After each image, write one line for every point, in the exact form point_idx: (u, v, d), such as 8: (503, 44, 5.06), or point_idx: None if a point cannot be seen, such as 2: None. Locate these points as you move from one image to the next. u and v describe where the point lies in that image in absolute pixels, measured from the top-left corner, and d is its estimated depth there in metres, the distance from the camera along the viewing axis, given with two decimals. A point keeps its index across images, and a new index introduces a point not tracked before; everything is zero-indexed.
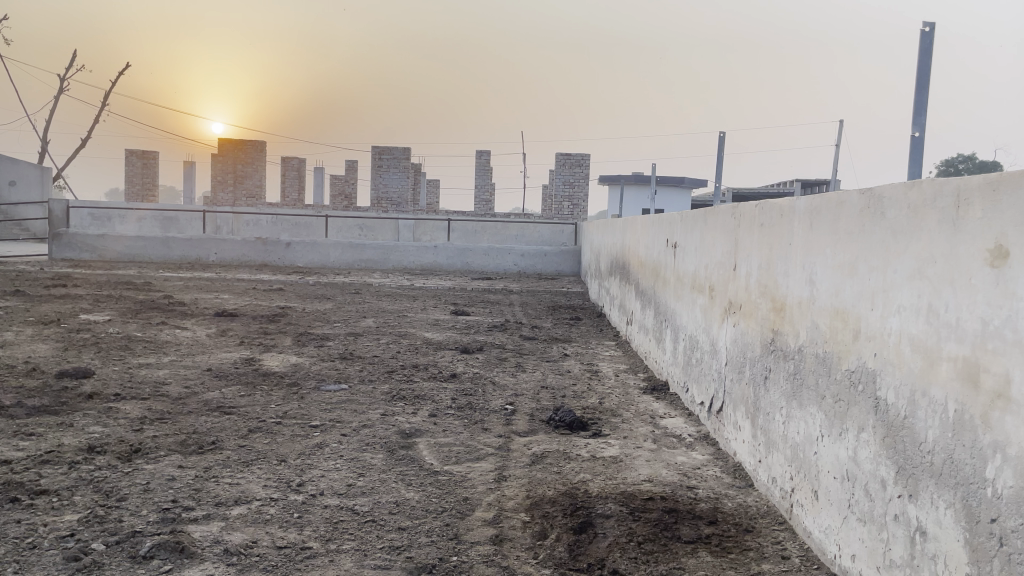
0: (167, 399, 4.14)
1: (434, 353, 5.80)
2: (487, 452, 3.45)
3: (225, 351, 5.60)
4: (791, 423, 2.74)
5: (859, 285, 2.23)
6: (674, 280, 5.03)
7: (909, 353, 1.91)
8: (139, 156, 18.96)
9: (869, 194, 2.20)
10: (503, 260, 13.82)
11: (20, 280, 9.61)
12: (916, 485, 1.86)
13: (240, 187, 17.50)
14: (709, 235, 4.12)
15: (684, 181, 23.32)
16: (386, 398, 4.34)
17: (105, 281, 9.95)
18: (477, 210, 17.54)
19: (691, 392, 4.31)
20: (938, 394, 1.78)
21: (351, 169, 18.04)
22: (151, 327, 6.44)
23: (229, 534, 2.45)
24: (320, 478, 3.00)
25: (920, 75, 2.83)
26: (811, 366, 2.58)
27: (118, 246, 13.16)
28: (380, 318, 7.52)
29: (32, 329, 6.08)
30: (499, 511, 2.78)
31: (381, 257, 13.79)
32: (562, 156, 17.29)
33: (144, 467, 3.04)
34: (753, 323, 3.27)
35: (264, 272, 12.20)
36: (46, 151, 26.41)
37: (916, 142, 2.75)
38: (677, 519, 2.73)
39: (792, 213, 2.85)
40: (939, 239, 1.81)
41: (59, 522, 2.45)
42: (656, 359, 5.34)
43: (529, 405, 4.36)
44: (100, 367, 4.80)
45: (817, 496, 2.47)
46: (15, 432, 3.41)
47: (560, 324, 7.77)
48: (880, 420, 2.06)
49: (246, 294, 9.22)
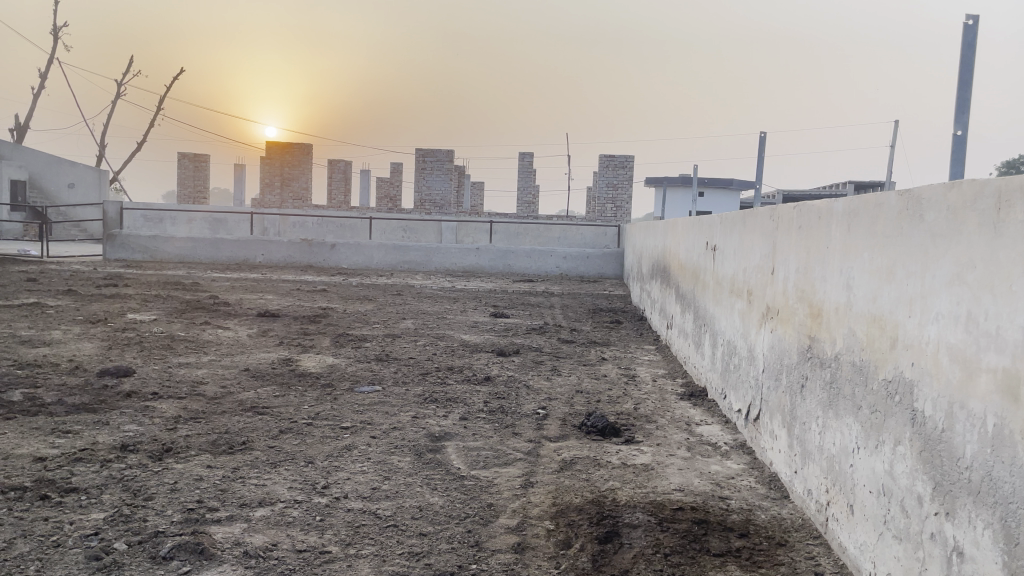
0: (202, 398, 4.18)
1: (470, 355, 5.77)
2: (515, 457, 3.41)
3: (264, 351, 5.66)
4: (827, 433, 2.64)
5: (897, 291, 2.12)
6: (713, 284, 4.92)
7: (947, 363, 1.81)
8: (191, 159, 19.40)
9: (907, 196, 2.10)
10: (544, 262, 13.77)
11: (73, 280, 9.87)
12: (953, 503, 1.76)
13: (287, 190, 17.78)
14: (748, 238, 4.02)
15: (732, 183, 23.02)
16: (418, 401, 4.32)
17: (155, 281, 10.18)
18: (520, 212, 17.51)
19: (728, 399, 4.20)
20: (976, 408, 1.68)
21: (396, 172, 18.17)
22: (194, 327, 6.55)
23: (250, 537, 2.44)
24: (345, 481, 2.99)
25: (964, 72, 2.70)
26: (847, 375, 2.47)
27: (169, 248, 13.46)
28: (419, 320, 7.53)
29: (80, 328, 6.24)
30: (523, 518, 2.73)
31: (424, 259, 13.85)
32: (606, 157, 17.17)
33: (174, 466, 3.07)
34: (790, 329, 3.16)
35: (308, 273, 12.33)
36: (103, 155, 27.15)
37: (959, 141, 2.63)
38: (706, 531, 2.65)
39: (829, 216, 2.75)
40: (979, 242, 1.71)
41: (85, 520, 2.48)
42: (695, 365, 5.23)
43: (562, 409, 4.30)
44: (141, 366, 4.88)
45: (853, 510, 2.37)
46: (53, 429, 3.47)
47: (600, 327, 7.69)
48: (916, 433, 1.96)
49: (290, 295, 9.32)
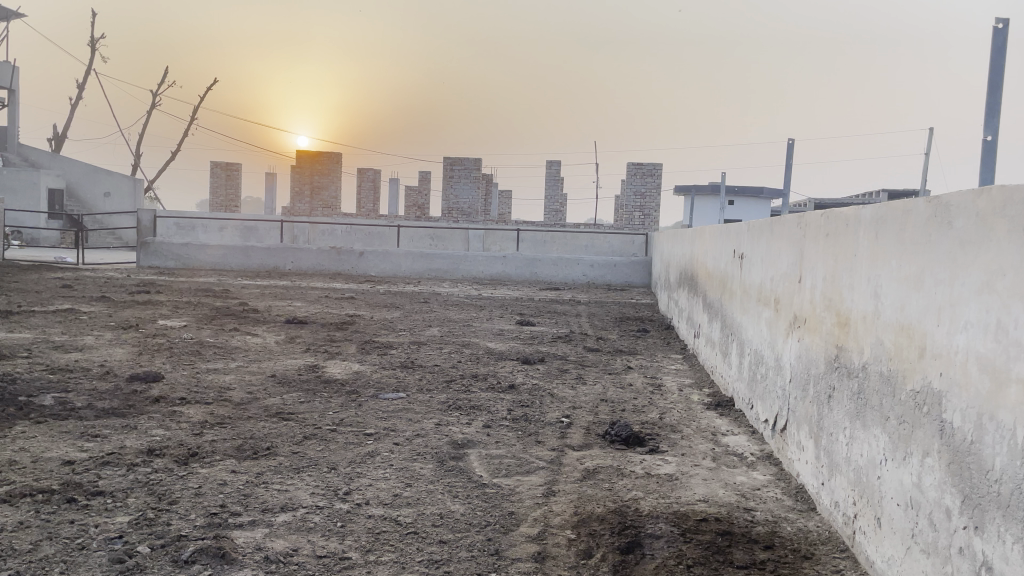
0: (228, 404, 4.21)
1: (495, 363, 5.77)
2: (538, 465, 3.39)
3: (290, 357, 5.70)
4: (854, 445, 2.59)
5: (925, 299, 2.08)
6: (740, 292, 4.87)
7: (976, 373, 1.77)
8: (223, 168, 19.65)
9: (935, 202, 2.06)
10: (571, 271, 13.74)
11: (107, 287, 10.04)
12: (982, 516, 1.71)
13: (317, 198, 17.95)
14: (775, 246, 3.96)
15: (762, 192, 22.83)
16: (442, 408, 4.32)
17: (186, 288, 10.31)
18: (547, 220, 17.47)
19: (755, 409, 4.15)
20: (1006, 419, 1.64)
21: (425, 180, 18.26)
22: (223, 334, 6.62)
23: (271, 542, 2.45)
24: (367, 487, 3.00)
25: (995, 76, 2.65)
26: (875, 385, 2.43)
27: (202, 256, 13.65)
28: (445, 327, 7.55)
29: (111, 334, 6.33)
30: (544, 527, 2.71)
31: (451, 267, 13.88)
32: (634, 165, 17.12)
33: (199, 471, 3.09)
34: (817, 338, 3.11)
35: (336, 281, 12.44)
36: (139, 164, 27.67)
37: (989, 146, 2.58)
38: (731, 542, 2.61)
39: (857, 224, 2.70)
40: (1008, 250, 1.67)
41: (110, 523, 2.51)
42: (722, 374, 5.18)
43: (586, 418, 4.27)
44: (170, 372, 4.93)
45: (880, 523, 2.32)
46: (82, 434, 3.52)
47: (626, 336, 7.64)
48: (944, 445, 1.92)
49: (318, 302, 9.40)
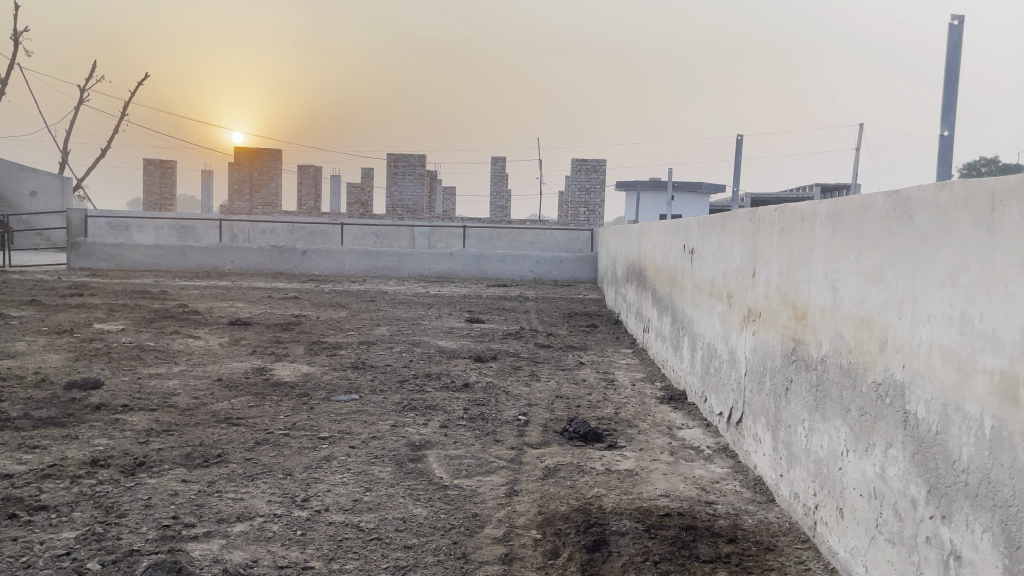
0: (174, 410, 4.07)
1: (447, 362, 5.71)
2: (498, 465, 3.36)
3: (236, 360, 5.54)
4: (814, 436, 2.63)
5: (886, 292, 2.11)
6: (691, 286, 4.92)
7: (941, 365, 1.80)
8: (157, 165, 19.07)
9: (895, 197, 2.09)
10: (518, 267, 13.74)
11: (37, 290, 9.65)
12: (949, 506, 1.74)
13: (256, 196, 17.58)
14: (727, 241, 4.01)
15: (701, 187, 23.28)
16: (397, 409, 4.25)
17: (122, 290, 9.98)
18: (493, 217, 17.45)
19: (709, 402, 4.19)
20: (973, 410, 1.67)
21: (368, 177, 18.04)
22: (164, 337, 6.40)
23: (229, 553, 2.36)
24: (325, 493, 2.92)
25: (949, 73, 2.71)
26: (835, 377, 2.46)
27: (136, 256, 13.23)
28: (394, 326, 7.44)
29: (44, 339, 6.07)
30: (509, 527, 2.68)
31: (397, 264, 13.74)
32: (579, 161, 17.20)
33: (148, 481, 2.97)
34: (773, 332, 3.15)
35: (279, 280, 12.20)
36: (66, 162, 26.68)
37: (946, 141, 2.63)
38: (695, 537, 2.62)
39: (813, 218, 2.73)
40: (973, 243, 1.69)
41: (56, 540, 2.38)
42: (674, 367, 5.22)
43: (542, 415, 4.26)
44: (110, 378, 4.75)
45: (842, 514, 2.35)
46: (20, 445, 3.35)
47: (576, 331, 7.67)
48: (909, 436, 1.95)
49: (262, 302, 9.19)
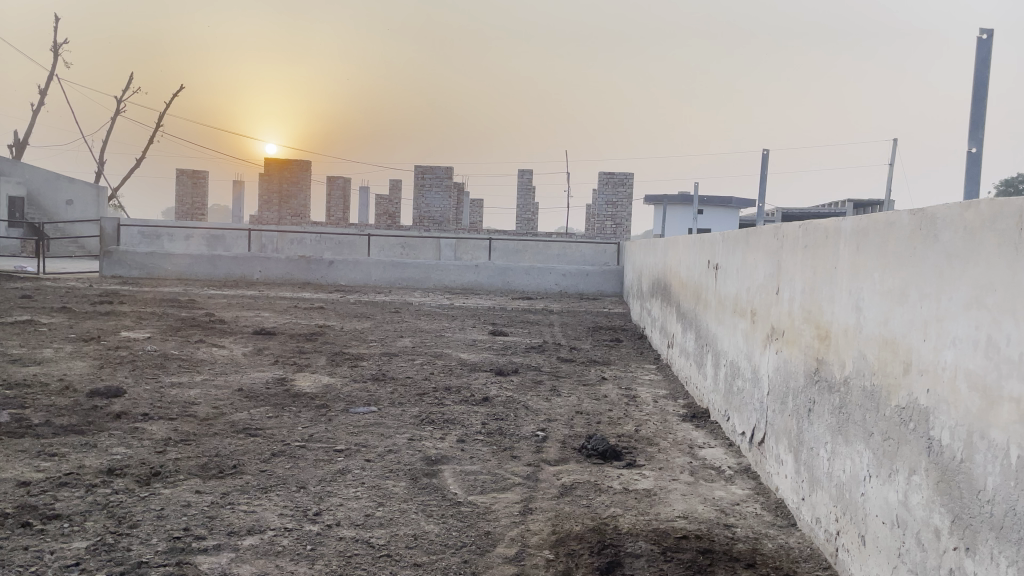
0: (194, 420, 4.09)
1: (468, 374, 5.68)
2: (514, 482, 3.31)
3: (258, 370, 5.56)
4: (836, 460, 2.56)
5: (910, 313, 2.04)
6: (715, 302, 4.85)
7: (966, 390, 1.73)
8: (189, 176, 19.35)
9: (919, 215, 2.03)
10: (544, 279, 13.70)
11: (69, 297, 9.80)
12: (974, 538, 1.67)
13: (285, 207, 17.76)
14: (751, 256, 3.93)
15: (731, 201, 23.12)
16: (415, 422, 4.23)
17: (151, 298, 10.11)
18: (520, 229, 17.45)
19: (732, 421, 4.11)
20: (999, 438, 1.60)
21: (396, 189, 18.13)
22: (188, 345, 6.46)
23: (237, 567, 2.35)
24: (338, 507, 2.89)
25: (978, 88, 2.63)
26: (858, 400, 2.39)
27: (165, 264, 13.40)
28: (417, 338, 7.43)
29: (71, 346, 6.15)
30: (521, 547, 2.63)
31: (423, 276, 13.77)
32: (606, 175, 17.15)
33: (161, 492, 2.97)
34: (796, 351, 3.08)
35: (305, 290, 12.29)
36: (102, 172, 27.25)
37: (974, 158, 2.56)
38: (712, 561, 2.55)
39: (837, 236, 2.67)
40: (999, 265, 1.63)
41: (66, 550, 2.38)
42: (697, 384, 5.14)
43: (562, 431, 4.21)
44: (132, 386, 4.78)
45: (864, 541, 2.27)
46: (39, 452, 3.38)
47: (599, 345, 7.60)
48: (932, 463, 1.88)
49: (288, 312, 9.26)
